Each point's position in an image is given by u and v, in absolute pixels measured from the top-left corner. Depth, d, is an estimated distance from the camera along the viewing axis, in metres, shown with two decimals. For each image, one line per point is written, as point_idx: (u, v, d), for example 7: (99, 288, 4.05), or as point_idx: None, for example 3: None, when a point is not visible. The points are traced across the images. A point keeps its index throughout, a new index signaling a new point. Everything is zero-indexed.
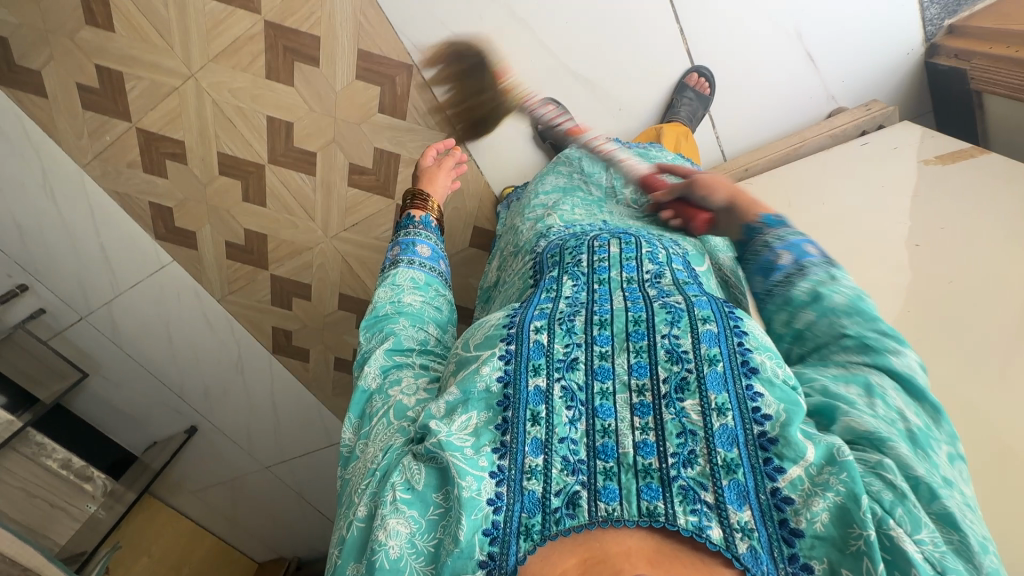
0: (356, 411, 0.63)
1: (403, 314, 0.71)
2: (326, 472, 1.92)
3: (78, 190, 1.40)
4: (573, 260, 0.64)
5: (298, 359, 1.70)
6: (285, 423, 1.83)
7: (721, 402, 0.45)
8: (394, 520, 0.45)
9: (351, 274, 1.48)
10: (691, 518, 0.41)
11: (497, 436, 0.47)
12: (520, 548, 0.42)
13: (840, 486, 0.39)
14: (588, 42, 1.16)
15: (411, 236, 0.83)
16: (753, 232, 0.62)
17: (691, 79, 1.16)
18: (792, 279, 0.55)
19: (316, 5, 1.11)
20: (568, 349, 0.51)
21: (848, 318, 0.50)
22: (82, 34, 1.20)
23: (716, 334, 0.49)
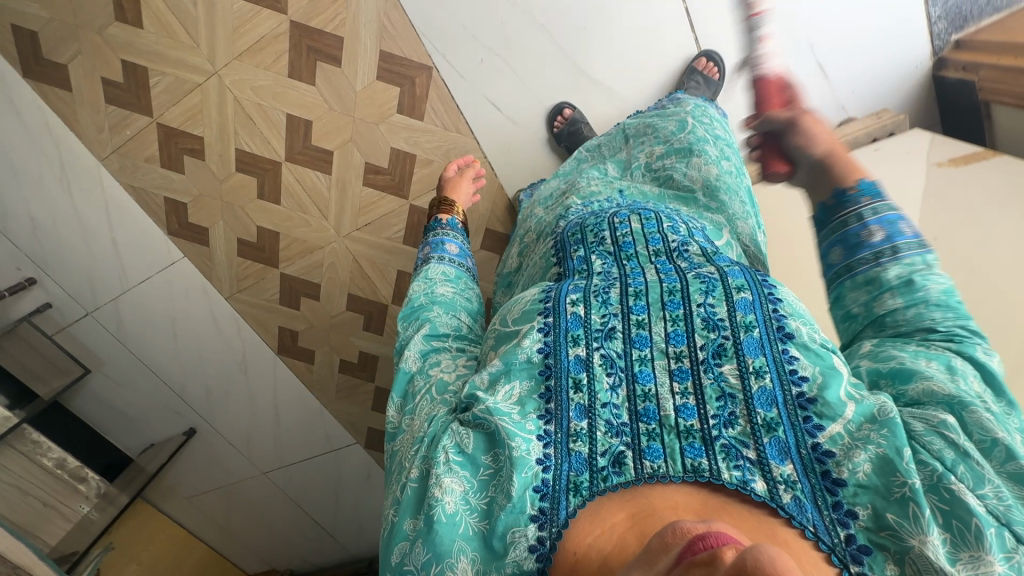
0: (399, 391, 0.69)
1: (437, 304, 0.75)
2: (325, 478, 1.90)
3: (94, 184, 1.42)
4: (597, 239, 0.72)
5: (303, 360, 1.69)
6: (286, 427, 1.81)
7: (759, 365, 0.52)
8: (449, 479, 0.52)
9: (360, 274, 1.48)
10: (735, 473, 0.47)
11: (542, 404, 0.54)
12: (570, 503, 0.48)
13: (881, 440, 0.45)
14: (603, 35, 1.19)
15: (440, 236, 0.89)
16: (844, 199, 0.61)
17: (700, 63, 1.19)
18: (883, 259, 0.56)
19: (341, 7, 1.14)
20: (605, 319, 0.58)
21: (937, 310, 0.52)
22: (110, 30, 1.23)
23: (751, 302, 0.56)
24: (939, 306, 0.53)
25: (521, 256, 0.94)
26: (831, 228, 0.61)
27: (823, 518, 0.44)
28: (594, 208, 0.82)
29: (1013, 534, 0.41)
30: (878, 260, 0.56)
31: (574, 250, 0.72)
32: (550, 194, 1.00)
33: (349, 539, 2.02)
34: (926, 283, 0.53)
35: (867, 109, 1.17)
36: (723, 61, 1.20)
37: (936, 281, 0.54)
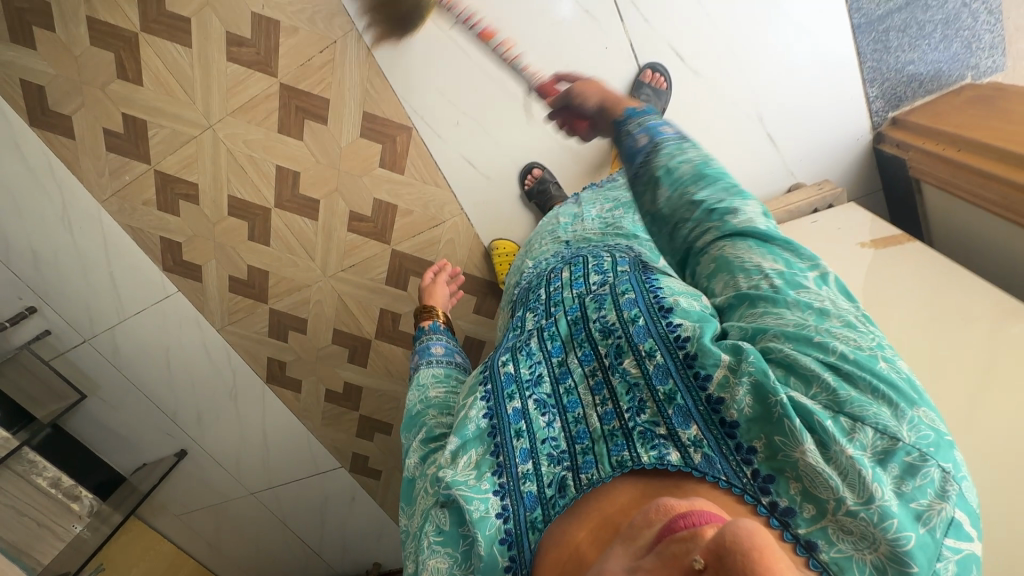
0: (407, 499, 0.70)
1: (431, 407, 0.77)
2: (311, 500, 1.97)
3: (93, 223, 1.50)
4: (535, 296, 0.78)
5: (290, 389, 1.76)
6: (274, 450, 1.88)
7: (649, 347, 0.57)
8: (434, 560, 0.58)
9: (345, 312, 1.56)
10: (652, 453, 0.51)
11: (494, 461, 0.59)
12: (531, 539, 0.54)
13: (751, 368, 0.50)
14: (553, 74, 1.17)
15: (426, 341, 0.95)
16: (620, 124, 0.70)
17: (646, 75, 1.15)
18: (652, 155, 0.64)
19: (328, 72, 1.22)
20: (532, 369, 0.65)
21: (695, 185, 0.60)
22: (112, 86, 1.30)
23: (635, 298, 0.62)
24: (693, 179, 0.61)
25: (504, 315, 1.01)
26: (623, 144, 0.68)
27: (731, 464, 0.48)
28: (544, 263, 0.89)
29: (848, 417, 0.46)
30: (650, 160, 0.64)
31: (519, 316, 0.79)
32: (520, 262, 1.05)
33: (333, 558, 2.09)
34: (680, 165, 0.62)
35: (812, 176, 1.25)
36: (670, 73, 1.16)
37: (688, 162, 0.62)
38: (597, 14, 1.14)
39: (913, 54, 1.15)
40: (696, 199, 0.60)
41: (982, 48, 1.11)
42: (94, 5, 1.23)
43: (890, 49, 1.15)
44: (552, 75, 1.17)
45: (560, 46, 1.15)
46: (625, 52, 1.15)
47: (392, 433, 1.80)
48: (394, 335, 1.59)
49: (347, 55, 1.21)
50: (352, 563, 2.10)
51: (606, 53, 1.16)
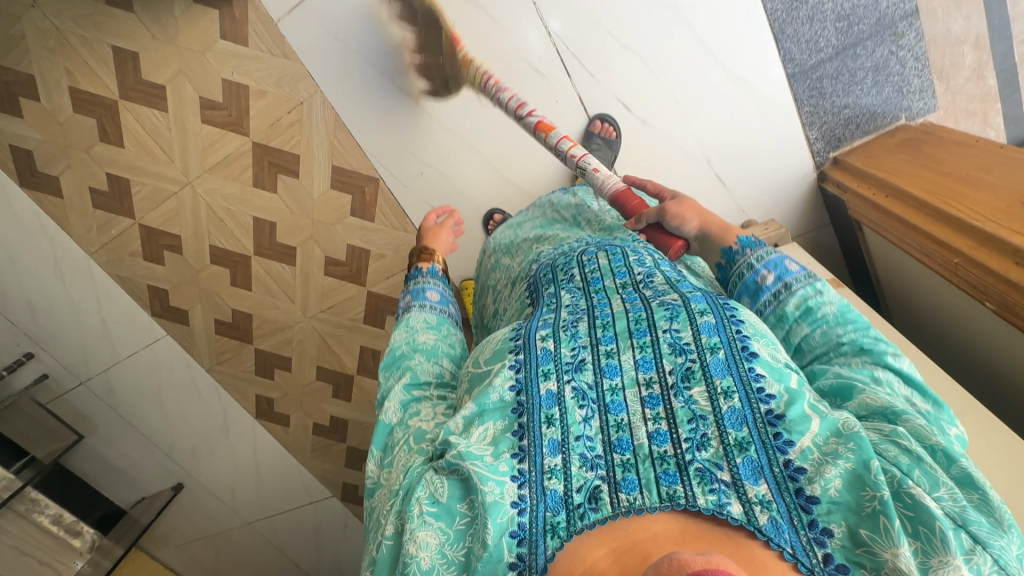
0: (379, 444, 0.67)
1: (418, 351, 0.74)
2: (307, 528, 2.01)
3: (83, 272, 1.56)
4: (567, 276, 0.73)
5: (280, 424, 1.82)
6: (268, 481, 1.93)
7: (727, 386, 0.55)
8: (423, 533, 0.53)
9: (327, 349, 1.62)
10: (711, 497, 0.49)
11: (515, 442, 0.55)
12: (547, 546, 0.50)
13: (850, 454, 0.49)
14: (512, 125, 1.27)
15: (419, 284, 0.87)
16: (731, 254, 0.73)
17: (595, 127, 1.22)
18: (783, 296, 0.66)
19: (297, 130, 1.29)
20: (575, 352, 0.61)
21: (840, 327, 0.63)
22: (96, 149, 1.38)
23: (715, 324, 0.59)
24: (835, 318, 0.64)
25: (490, 282, 0.97)
26: (735, 282, 0.73)
27: (800, 539, 0.47)
28: (561, 250, 0.81)
29: (970, 535, 0.45)
30: (778, 300, 0.67)
31: (545, 288, 0.74)
32: (509, 241, 0.98)
33: None
34: (821, 305, 0.65)
35: (762, 212, 1.30)
36: (618, 121, 1.23)
37: (829, 300, 0.65)
38: (547, 73, 1.22)
39: (847, 99, 1.19)
40: (842, 337, 0.62)
41: (913, 94, 1.18)
42: (75, 76, 1.30)
43: (825, 93, 1.19)
44: (511, 127, 1.27)
45: None
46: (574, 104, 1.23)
47: None
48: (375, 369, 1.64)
49: (313, 114, 1.27)
50: None
51: (558, 104, 1.23)
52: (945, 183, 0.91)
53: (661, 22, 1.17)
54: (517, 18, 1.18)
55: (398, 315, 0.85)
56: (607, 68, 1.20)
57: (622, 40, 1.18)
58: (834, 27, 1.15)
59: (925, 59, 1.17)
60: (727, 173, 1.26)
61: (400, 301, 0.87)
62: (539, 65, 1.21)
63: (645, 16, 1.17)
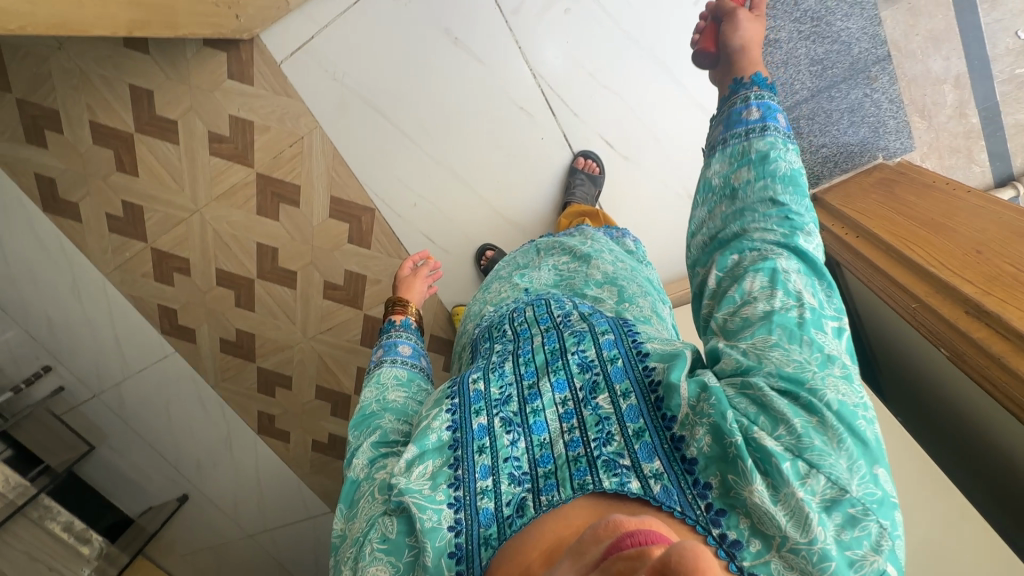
0: (346, 501, 0.68)
1: (388, 410, 0.75)
2: (306, 543, 2.06)
3: (99, 291, 1.64)
4: (501, 331, 0.75)
5: (280, 440, 1.87)
6: (269, 496, 1.99)
7: (625, 388, 0.58)
8: (375, 567, 0.57)
9: (326, 369, 1.67)
10: (614, 479, 0.52)
11: (451, 474, 0.56)
12: (483, 556, 0.52)
13: (711, 410, 0.51)
14: (501, 158, 1.32)
15: (393, 338, 0.92)
16: (739, 87, 0.75)
17: (579, 163, 1.28)
18: (751, 136, 0.67)
19: (298, 162, 1.36)
20: (502, 389, 0.62)
21: (778, 186, 0.63)
22: (113, 178, 1.47)
23: (615, 340, 0.62)
24: (781, 175, 0.64)
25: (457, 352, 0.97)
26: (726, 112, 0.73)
27: (687, 497, 0.50)
28: (501, 308, 0.83)
29: (806, 462, 0.47)
30: (749, 138, 0.68)
31: (482, 345, 0.77)
32: (475, 309, 0.95)
33: None
34: (777, 160, 0.64)
35: None
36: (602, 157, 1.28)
37: (784, 160, 0.64)
38: (532, 111, 1.28)
39: (826, 137, 1.20)
40: (774, 196, 0.62)
41: (891, 135, 1.19)
42: (95, 111, 1.40)
43: (805, 131, 1.20)
44: (501, 162, 1.32)
45: (504, 134, 1.30)
46: (558, 142, 1.29)
47: None
48: None
49: (313, 147, 1.34)
50: None
51: (543, 139, 1.30)
52: (917, 232, 0.92)
53: (640, 67, 1.24)
54: (506, 62, 1.25)
55: (368, 371, 0.88)
56: (590, 108, 1.27)
57: (605, 82, 1.25)
58: (808, 71, 1.18)
59: (900, 100, 1.18)
60: None
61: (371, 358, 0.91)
62: (529, 106, 1.27)
63: (623, 58, 1.24)
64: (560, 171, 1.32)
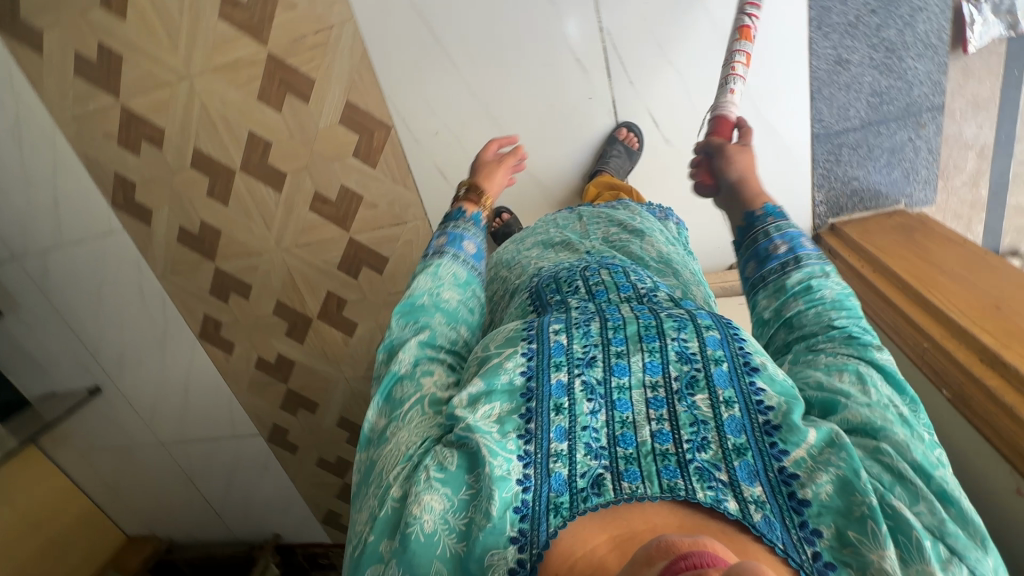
0: (384, 390, 0.80)
1: (439, 310, 0.87)
2: (215, 459, 2.05)
3: (45, 141, 1.43)
4: (574, 288, 0.84)
5: (221, 349, 1.74)
6: (194, 405, 1.91)
7: (728, 396, 0.65)
8: (428, 497, 0.63)
9: (292, 286, 1.56)
10: (710, 492, 0.59)
11: (522, 424, 0.66)
12: (550, 523, 0.58)
13: (841, 463, 0.59)
14: (542, 111, 1.25)
15: (458, 230, 1.01)
16: (755, 220, 0.88)
17: (620, 134, 1.24)
18: (789, 270, 0.80)
19: (319, 54, 1.23)
20: (586, 350, 0.71)
21: (833, 312, 0.74)
22: (94, 15, 1.27)
23: (719, 339, 0.70)
24: (834, 301, 0.75)
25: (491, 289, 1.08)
26: (749, 243, 0.88)
27: (791, 536, 0.57)
28: (562, 266, 0.92)
29: (946, 546, 0.56)
30: (784, 271, 0.81)
31: (548, 297, 0.84)
32: (510, 256, 1.08)
33: (232, 519, 2.25)
34: (821, 288, 0.76)
35: None
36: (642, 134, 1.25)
37: (831, 287, 0.76)
38: (587, 66, 1.20)
39: (859, 170, 1.22)
40: (836, 324, 0.73)
41: (922, 184, 1.20)
42: None
43: (842, 159, 1.22)
44: (538, 114, 1.25)
45: (551, 86, 1.22)
46: (604, 106, 1.24)
47: (316, 413, 1.83)
48: (337, 318, 1.60)
49: (341, 42, 1.21)
50: (252, 529, 2.28)
51: (591, 100, 1.24)
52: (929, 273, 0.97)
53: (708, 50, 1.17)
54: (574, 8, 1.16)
55: (428, 254, 0.99)
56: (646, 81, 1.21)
57: (671, 58, 1.18)
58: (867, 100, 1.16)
59: (938, 153, 1.19)
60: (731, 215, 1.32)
61: (432, 240, 1.03)
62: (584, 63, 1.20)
63: (694, 33, 1.16)
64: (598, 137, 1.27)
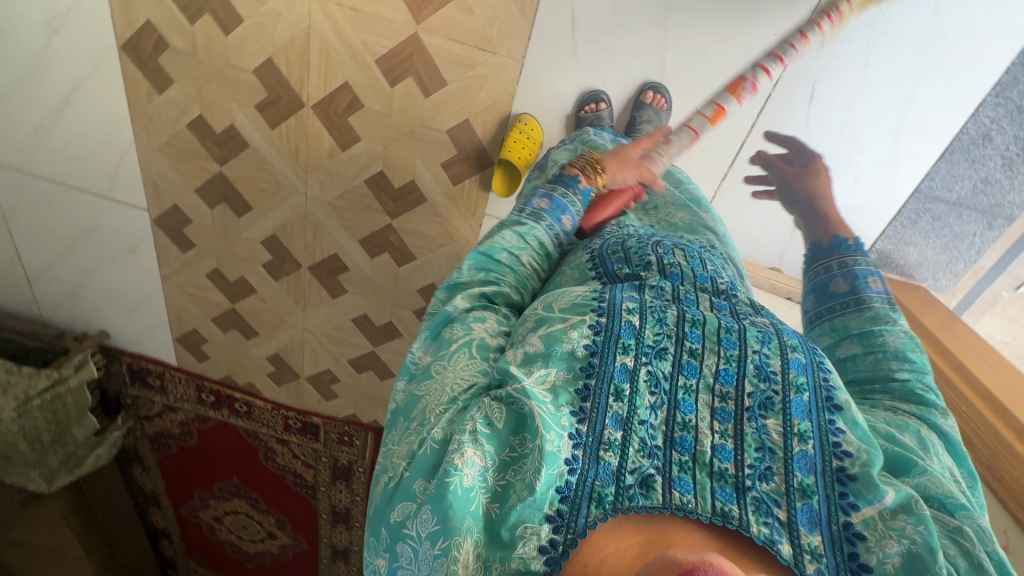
0: (433, 331, 0.64)
1: (508, 267, 0.69)
2: (55, 213, 1.57)
3: None
4: (641, 259, 0.67)
5: (148, 82, 1.28)
6: (61, 133, 1.40)
7: (803, 429, 0.50)
8: (472, 450, 0.49)
9: (299, 50, 1.18)
10: (763, 529, 0.46)
11: (577, 401, 0.52)
12: (589, 513, 0.47)
13: (917, 536, 0.45)
14: (719, 22, 1.03)
15: (561, 197, 0.77)
16: (836, 249, 0.81)
17: (646, 96, 1.10)
18: (848, 313, 0.69)
19: None
20: (658, 338, 0.55)
21: (896, 362, 0.62)
22: None
23: (804, 364, 0.54)
24: (892, 349, 0.63)
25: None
26: (815, 271, 0.80)
27: None
28: (629, 234, 0.75)
29: None
30: (843, 310, 0.70)
31: (615, 268, 0.67)
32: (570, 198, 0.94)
33: (47, 294, 1.77)
34: (885, 333, 0.65)
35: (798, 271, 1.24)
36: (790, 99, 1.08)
37: (894, 333, 0.64)
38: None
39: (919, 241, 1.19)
40: (893, 373, 0.61)
41: (950, 270, 1.18)
42: None
43: (916, 225, 1.17)
44: (715, 19, 1.03)
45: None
46: None
47: (241, 218, 1.47)
48: (337, 120, 1.25)
49: None
50: (70, 316, 1.81)
51: (775, 37, 1.03)
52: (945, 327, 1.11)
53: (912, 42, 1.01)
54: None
55: (521, 209, 0.77)
56: (838, 50, 1.02)
57: (872, 37, 1.01)
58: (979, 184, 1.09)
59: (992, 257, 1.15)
60: None
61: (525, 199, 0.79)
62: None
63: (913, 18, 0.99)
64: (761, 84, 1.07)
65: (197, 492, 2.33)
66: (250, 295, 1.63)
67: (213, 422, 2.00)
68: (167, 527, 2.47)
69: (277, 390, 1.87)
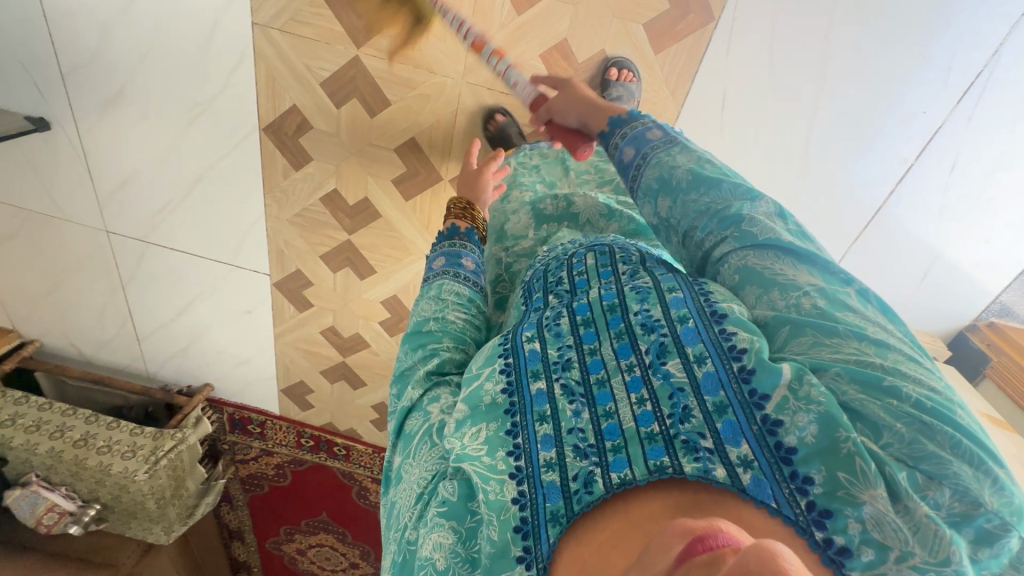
0: (395, 428, 0.62)
1: (447, 333, 0.64)
2: (171, 279, 1.60)
3: None
4: (553, 281, 0.62)
5: (286, 158, 1.32)
6: (189, 207, 1.44)
7: (699, 352, 0.46)
8: (436, 535, 0.48)
9: (446, 130, 1.24)
10: (694, 464, 0.40)
11: (509, 441, 0.48)
12: (550, 534, 0.42)
13: (823, 399, 0.40)
14: (865, 104, 1.09)
15: (456, 249, 0.77)
16: (610, 132, 0.70)
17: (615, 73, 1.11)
18: (643, 165, 0.63)
19: None
20: (561, 351, 0.52)
21: (696, 192, 0.58)
22: None
23: (683, 298, 0.50)
24: (688, 184, 0.59)
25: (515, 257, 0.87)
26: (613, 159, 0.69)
27: (782, 491, 0.38)
28: (558, 251, 0.69)
29: (923, 473, 0.38)
30: (642, 168, 0.63)
31: (535, 293, 0.63)
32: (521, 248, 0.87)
33: (155, 353, 1.81)
34: (674, 164, 0.61)
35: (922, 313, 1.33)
36: (928, 169, 1.13)
37: (682, 161, 0.60)
38: (951, 83, 1.04)
39: None
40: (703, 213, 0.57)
41: None
42: None
43: None
44: (859, 97, 1.08)
45: (897, 79, 1.06)
46: (922, 131, 1.10)
47: (364, 281, 1.51)
48: None
49: None
50: (176, 372, 1.85)
51: (919, 117, 1.09)
52: None
53: None
54: (985, 22, 0.99)
55: (425, 276, 0.74)
56: (983, 125, 1.07)
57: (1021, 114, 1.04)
58: None
59: None
60: (934, 274, 1.26)
61: (426, 264, 0.77)
62: (954, 69, 1.03)
63: None
64: (896, 156, 1.14)
65: (283, 528, 2.30)
66: (363, 349, 1.68)
67: (309, 465, 2.03)
68: (247, 560, 2.46)
69: (378, 435, 1.90)
